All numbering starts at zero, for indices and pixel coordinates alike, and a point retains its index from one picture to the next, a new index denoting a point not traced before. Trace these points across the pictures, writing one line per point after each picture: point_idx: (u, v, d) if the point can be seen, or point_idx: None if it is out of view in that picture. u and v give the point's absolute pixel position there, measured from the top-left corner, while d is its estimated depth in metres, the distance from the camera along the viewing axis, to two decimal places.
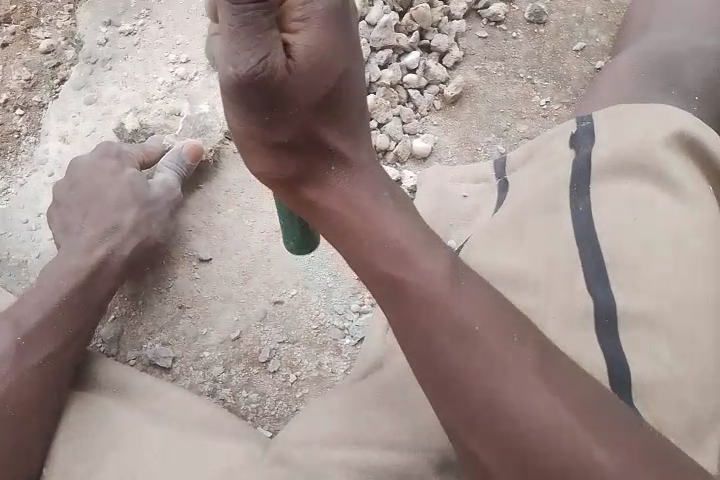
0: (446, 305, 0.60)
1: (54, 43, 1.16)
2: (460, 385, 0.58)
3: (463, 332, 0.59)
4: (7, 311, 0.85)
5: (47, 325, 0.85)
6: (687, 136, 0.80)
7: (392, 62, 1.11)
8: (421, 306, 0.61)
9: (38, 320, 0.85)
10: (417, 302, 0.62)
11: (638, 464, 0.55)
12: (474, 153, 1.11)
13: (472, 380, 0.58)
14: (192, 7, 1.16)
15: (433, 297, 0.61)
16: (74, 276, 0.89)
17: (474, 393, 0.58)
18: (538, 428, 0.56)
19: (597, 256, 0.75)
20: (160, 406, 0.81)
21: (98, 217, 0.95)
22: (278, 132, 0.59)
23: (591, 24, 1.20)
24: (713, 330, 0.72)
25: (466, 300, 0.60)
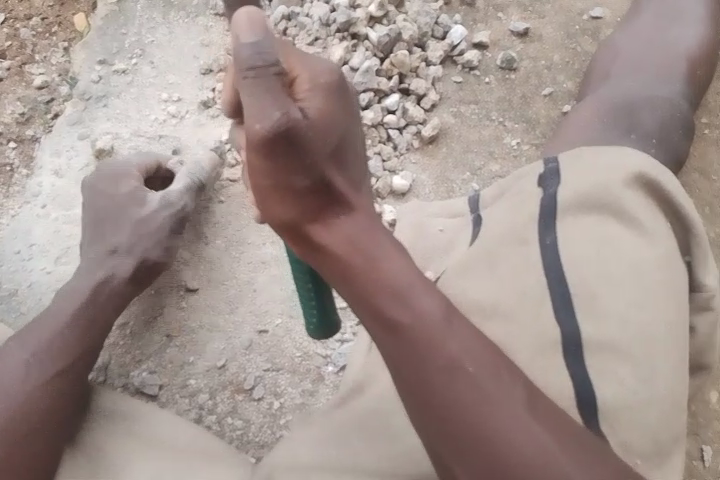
0: (439, 356, 0.62)
1: (48, 79, 1.22)
2: (455, 429, 0.61)
3: (460, 377, 0.62)
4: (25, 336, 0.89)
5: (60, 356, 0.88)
6: (644, 175, 0.88)
7: (374, 104, 1.17)
8: (418, 366, 0.62)
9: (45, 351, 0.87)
10: (410, 366, 0.63)
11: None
12: (450, 191, 1.18)
13: (470, 426, 0.61)
14: (184, 49, 1.22)
15: (426, 363, 0.62)
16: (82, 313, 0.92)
17: (467, 430, 0.61)
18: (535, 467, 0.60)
19: (564, 289, 0.81)
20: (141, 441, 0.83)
21: (113, 257, 0.97)
22: (299, 179, 0.59)
23: (558, 71, 1.29)
24: (670, 354, 0.79)
25: (459, 340, 0.63)
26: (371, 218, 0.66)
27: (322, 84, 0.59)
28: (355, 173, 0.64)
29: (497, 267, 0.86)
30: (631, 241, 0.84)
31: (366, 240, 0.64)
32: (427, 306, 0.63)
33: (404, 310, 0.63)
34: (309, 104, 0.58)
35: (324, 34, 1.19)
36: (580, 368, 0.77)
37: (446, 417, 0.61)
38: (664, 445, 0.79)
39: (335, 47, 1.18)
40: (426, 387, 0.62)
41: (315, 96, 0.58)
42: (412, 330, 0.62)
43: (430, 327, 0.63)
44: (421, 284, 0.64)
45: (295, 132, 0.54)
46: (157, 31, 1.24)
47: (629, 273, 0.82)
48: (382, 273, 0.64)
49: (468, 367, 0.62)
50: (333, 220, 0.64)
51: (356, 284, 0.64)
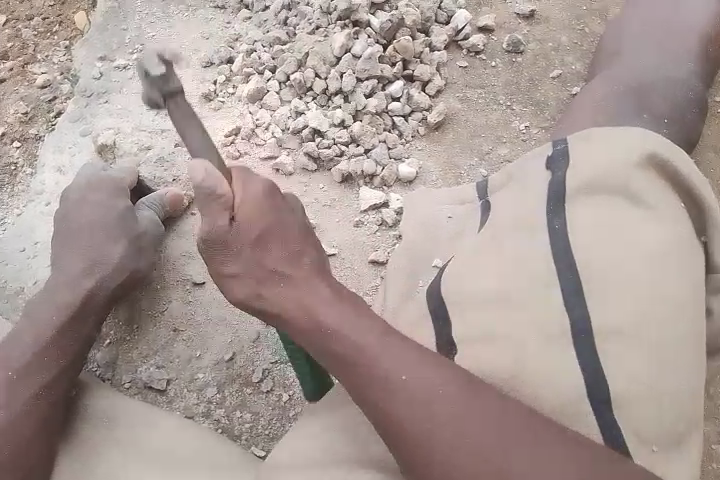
0: (393, 386, 0.68)
1: (50, 78, 1.23)
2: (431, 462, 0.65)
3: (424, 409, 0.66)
4: (6, 342, 0.88)
5: (47, 358, 0.87)
6: (654, 154, 0.86)
7: (377, 91, 1.15)
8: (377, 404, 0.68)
9: (32, 355, 0.87)
10: (365, 401, 0.69)
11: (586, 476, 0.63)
12: (458, 177, 1.15)
13: (451, 464, 0.65)
14: (185, 42, 1.22)
15: (383, 400, 0.68)
16: (69, 312, 0.91)
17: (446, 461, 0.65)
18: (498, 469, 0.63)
19: (572, 273, 0.79)
20: (146, 444, 0.82)
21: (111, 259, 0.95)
22: (233, 265, 0.74)
23: (566, 53, 1.26)
24: (685, 338, 0.77)
25: (393, 359, 0.69)
26: (305, 275, 0.75)
27: (254, 189, 0.74)
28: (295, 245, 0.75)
29: (503, 252, 0.84)
30: (643, 222, 0.82)
31: (303, 294, 0.74)
32: (356, 333, 0.71)
33: (346, 346, 0.70)
34: (242, 200, 0.73)
35: (325, 22, 1.18)
36: (590, 355, 0.75)
37: (413, 449, 0.66)
38: (683, 431, 0.76)
39: (336, 33, 1.16)
40: (386, 416, 0.68)
41: (246, 190, 0.74)
42: (354, 357, 0.70)
43: (361, 350, 0.70)
44: (351, 314, 0.72)
45: (220, 232, 0.72)
46: (157, 26, 1.23)
47: (642, 256, 0.79)
48: (320, 313, 0.72)
49: (404, 380, 0.68)
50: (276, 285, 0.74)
51: (307, 334, 0.73)
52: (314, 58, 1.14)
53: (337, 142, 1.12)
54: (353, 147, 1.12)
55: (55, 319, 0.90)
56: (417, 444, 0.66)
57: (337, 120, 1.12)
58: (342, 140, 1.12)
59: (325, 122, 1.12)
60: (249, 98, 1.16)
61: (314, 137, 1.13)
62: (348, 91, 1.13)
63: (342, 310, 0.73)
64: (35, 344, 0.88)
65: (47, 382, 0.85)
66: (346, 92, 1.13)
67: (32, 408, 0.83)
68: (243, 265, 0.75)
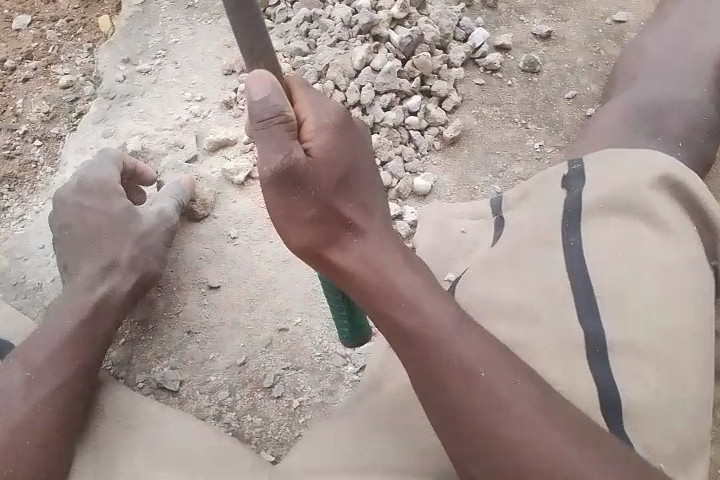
0: (470, 375, 0.70)
1: (73, 79, 1.25)
2: (493, 454, 0.68)
3: (498, 406, 0.69)
4: (19, 349, 0.89)
5: (60, 358, 0.89)
6: (669, 177, 0.88)
7: (396, 105, 1.16)
8: (436, 384, 0.71)
9: (46, 355, 0.89)
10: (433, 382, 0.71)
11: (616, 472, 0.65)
12: (472, 193, 1.17)
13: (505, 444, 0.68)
14: (207, 49, 1.24)
15: (471, 394, 0.70)
16: (81, 313, 0.93)
17: (497, 452, 0.68)
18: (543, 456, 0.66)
19: (588, 287, 0.81)
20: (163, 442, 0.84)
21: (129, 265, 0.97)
22: (301, 202, 0.73)
23: (581, 74, 1.28)
24: (696, 356, 0.79)
25: (471, 349, 0.71)
26: (371, 239, 0.77)
27: (329, 127, 0.73)
28: (367, 200, 0.78)
29: (521, 268, 0.87)
30: (657, 242, 0.84)
31: (375, 255, 0.76)
32: (435, 317, 0.73)
33: (417, 320, 0.73)
34: (317, 144, 0.72)
35: (347, 35, 1.19)
36: (605, 370, 0.77)
37: (467, 425, 0.69)
38: (693, 448, 0.78)
39: (357, 47, 1.18)
40: (449, 398, 0.70)
41: (322, 140, 0.72)
42: (434, 342, 0.72)
43: (438, 334, 0.73)
44: (431, 296, 0.75)
45: (301, 167, 0.71)
46: (180, 32, 1.25)
47: (657, 275, 0.81)
48: (396, 286, 0.75)
49: (481, 372, 0.70)
50: (350, 244, 0.76)
51: (374, 301, 0.75)
52: (335, 70, 1.16)
53: None
54: (370, 159, 1.14)
55: (74, 323, 0.92)
56: (474, 422, 0.69)
57: None
58: None
59: None
60: None
61: None
62: (366, 103, 1.15)
63: (422, 289, 0.75)
64: (52, 344, 0.90)
65: (60, 383, 0.87)
66: (365, 105, 1.15)
67: (48, 404, 0.85)
68: (312, 205, 0.74)
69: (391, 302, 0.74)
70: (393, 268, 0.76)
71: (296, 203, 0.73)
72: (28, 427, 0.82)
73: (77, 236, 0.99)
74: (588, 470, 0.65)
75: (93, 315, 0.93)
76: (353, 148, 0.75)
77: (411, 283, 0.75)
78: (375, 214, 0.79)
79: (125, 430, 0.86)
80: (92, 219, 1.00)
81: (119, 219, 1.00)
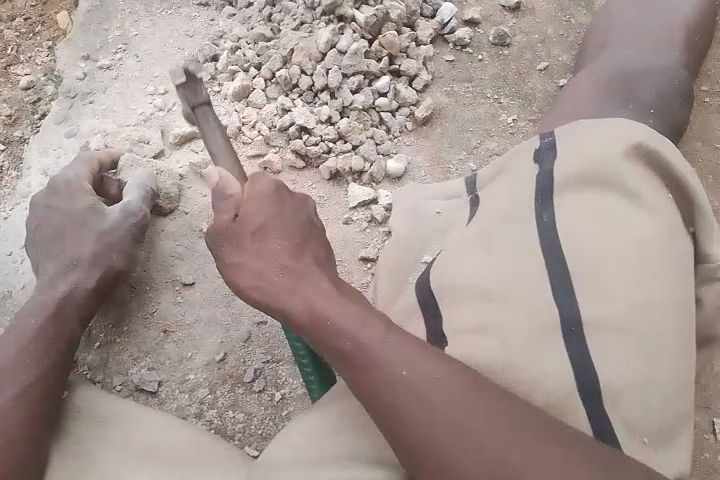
0: (401, 383, 0.73)
1: (34, 79, 1.22)
2: (433, 458, 0.71)
3: (431, 412, 0.71)
4: None
5: (24, 360, 0.86)
6: (644, 145, 0.87)
7: (364, 87, 1.13)
8: (372, 403, 0.74)
9: (12, 359, 0.86)
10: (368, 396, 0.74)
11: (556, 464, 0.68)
12: (446, 172, 1.15)
13: (445, 447, 0.70)
14: (169, 40, 1.20)
15: (404, 404, 0.72)
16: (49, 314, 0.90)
17: (439, 462, 0.70)
18: (483, 456, 0.69)
19: (560, 267, 0.80)
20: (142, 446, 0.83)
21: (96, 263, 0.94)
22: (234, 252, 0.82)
23: (552, 45, 1.26)
24: (674, 332, 0.79)
25: (400, 361, 0.74)
26: (300, 273, 0.80)
27: (259, 189, 0.83)
28: (296, 240, 0.82)
29: (495, 245, 0.85)
30: (632, 214, 0.83)
31: (302, 286, 0.80)
32: (361, 335, 0.75)
33: (345, 343, 0.76)
34: (247, 202, 0.83)
35: (310, 17, 1.16)
36: (578, 346, 0.76)
37: (405, 434, 0.72)
38: (671, 424, 0.77)
39: (321, 29, 1.14)
40: (384, 408, 0.73)
41: (255, 203, 0.83)
42: (360, 357, 0.75)
43: (367, 351, 0.75)
44: (358, 316, 0.77)
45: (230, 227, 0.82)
46: (140, 25, 1.22)
47: (632, 249, 0.80)
48: (324, 314, 0.77)
49: (407, 377, 0.73)
50: (283, 284, 0.80)
51: (309, 329, 0.78)
52: (300, 54, 1.13)
53: (325, 139, 1.11)
54: (341, 144, 1.12)
55: (41, 324, 0.89)
56: (412, 431, 0.71)
57: (325, 116, 1.10)
58: (330, 137, 1.10)
59: (312, 118, 1.11)
60: (233, 98, 1.14)
61: (301, 134, 1.11)
62: (334, 87, 1.12)
63: (347, 310, 0.77)
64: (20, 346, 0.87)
65: (32, 383, 0.84)
66: (333, 89, 1.12)
67: (18, 408, 0.82)
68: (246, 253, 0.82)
69: (320, 326, 0.77)
70: (323, 298, 0.79)
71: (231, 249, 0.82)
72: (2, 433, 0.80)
73: (41, 243, 0.97)
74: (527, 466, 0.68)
75: (61, 317, 0.91)
76: (288, 204, 0.84)
77: (338, 307, 0.78)
78: (307, 256, 0.82)
79: (100, 434, 0.84)
80: (55, 220, 0.97)
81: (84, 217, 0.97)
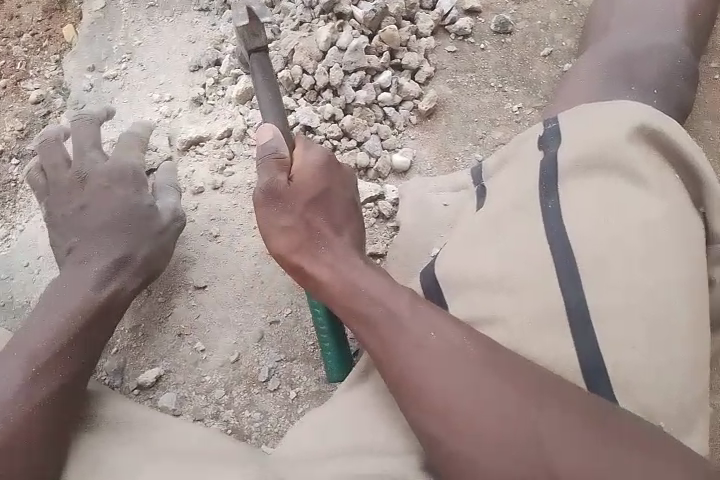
0: (423, 345, 0.75)
1: (43, 92, 1.24)
2: (447, 418, 0.71)
3: (450, 373, 0.72)
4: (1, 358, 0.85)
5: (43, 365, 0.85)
6: (647, 127, 0.86)
7: (366, 83, 1.13)
8: (396, 368, 0.75)
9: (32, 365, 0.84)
10: (390, 356, 0.76)
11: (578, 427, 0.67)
12: (453, 164, 1.15)
13: (461, 408, 0.71)
14: (172, 47, 1.22)
15: (425, 365, 0.74)
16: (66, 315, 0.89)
17: (460, 425, 0.70)
18: (499, 416, 0.69)
19: (567, 254, 0.80)
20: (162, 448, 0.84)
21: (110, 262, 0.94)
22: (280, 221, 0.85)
23: (555, 29, 1.25)
24: (687, 314, 0.77)
25: (426, 324, 0.76)
26: (338, 248, 0.85)
27: (313, 159, 0.87)
28: (338, 219, 0.87)
29: (501, 237, 0.85)
30: (638, 199, 0.82)
31: (335, 259, 0.84)
32: (391, 300, 0.78)
33: (375, 306, 0.79)
34: (298, 171, 0.86)
35: (309, 17, 1.17)
36: (586, 335, 0.77)
37: (424, 394, 0.73)
38: (691, 408, 0.77)
39: (321, 28, 1.15)
40: (404, 367, 0.74)
41: (304, 169, 0.86)
42: (386, 320, 0.77)
43: (394, 314, 0.77)
44: (388, 286, 0.80)
45: (280, 188, 0.84)
46: (143, 33, 1.23)
47: (638, 235, 0.79)
48: (356, 282, 0.81)
49: (432, 339, 0.75)
50: (319, 253, 0.84)
51: (339, 296, 0.81)
52: (301, 54, 1.13)
53: (329, 137, 1.11)
54: (345, 141, 1.12)
55: (63, 324, 0.88)
56: (430, 391, 0.72)
57: (328, 115, 1.11)
58: (334, 135, 1.11)
59: (316, 117, 1.11)
60: (237, 100, 1.14)
61: (306, 134, 1.12)
62: (336, 85, 1.12)
63: (379, 281, 0.81)
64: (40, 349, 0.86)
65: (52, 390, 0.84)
66: (335, 86, 1.12)
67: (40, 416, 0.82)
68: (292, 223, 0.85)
69: (350, 292, 0.80)
70: (356, 271, 0.82)
71: (274, 217, 0.85)
72: (20, 434, 0.80)
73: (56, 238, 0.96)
74: (545, 429, 0.68)
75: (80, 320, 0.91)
76: (332, 177, 0.88)
77: (369, 277, 0.81)
78: (345, 234, 0.87)
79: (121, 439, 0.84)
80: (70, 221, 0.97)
81: (117, 215, 0.96)
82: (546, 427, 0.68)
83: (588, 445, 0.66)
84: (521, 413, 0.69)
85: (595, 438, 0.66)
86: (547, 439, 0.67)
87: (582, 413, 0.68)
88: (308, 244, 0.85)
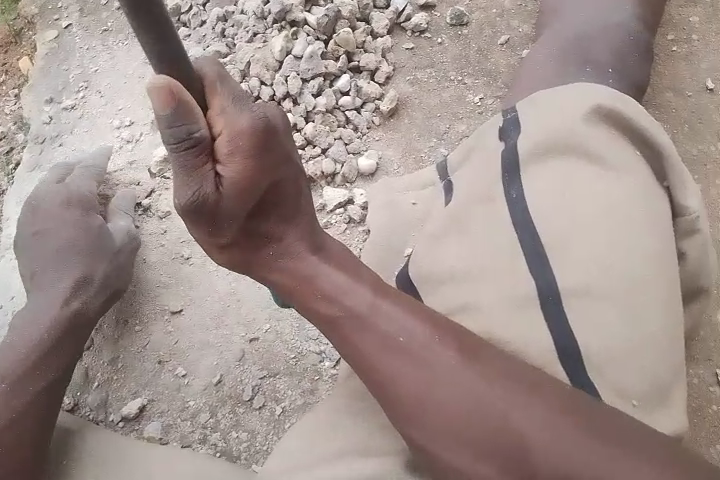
0: (388, 344, 0.71)
1: (4, 129, 1.22)
2: (421, 416, 0.68)
3: (419, 369, 0.69)
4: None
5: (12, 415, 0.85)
6: (604, 107, 0.85)
7: (325, 89, 1.12)
8: (365, 368, 0.72)
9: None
10: (356, 359, 0.72)
11: (555, 417, 0.64)
12: (419, 161, 1.14)
13: (434, 405, 0.68)
14: (129, 71, 1.21)
15: (392, 364, 0.70)
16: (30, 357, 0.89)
17: (434, 421, 0.68)
18: (473, 410, 0.66)
19: (534, 239, 0.78)
20: None
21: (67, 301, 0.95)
22: (222, 233, 0.75)
23: (511, 17, 1.24)
24: (658, 290, 0.76)
25: (391, 322, 0.71)
26: (292, 248, 0.79)
27: (242, 146, 0.67)
28: (289, 209, 0.78)
29: (467, 229, 0.84)
30: (600, 180, 0.81)
31: (292, 261, 0.78)
32: (352, 301, 0.74)
33: (338, 309, 0.74)
34: (229, 163, 0.68)
35: (262, 28, 1.16)
36: (561, 322, 0.74)
37: (395, 395, 0.69)
38: (667, 383, 0.75)
39: (275, 37, 1.14)
40: (372, 369, 0.71)
41: (233, 163, 0.68)
42: (347, 324, 0.73)
43: (355, 316, 0.73)
44: (348, 282, 0.75)
45: (210, 199, 0.69)
46: (99, 59, 1.23)
47: (602, 214, 0.78)
48: (316, 286, 0.76)
49: (399, 338, 0.70)
50: (274, 257, 0.79)
51: (300, 300, 0.78)
52: (257, 66, 1.13)
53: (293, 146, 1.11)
54: (310, 149, 1.11)
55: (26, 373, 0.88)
56: (402, 389, 0.69)
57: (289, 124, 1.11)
58: (298, 144, 1.11)
59: None
60: None
61: None
62: (295, 93, 1.11)
63: (340, 281, 0.76)
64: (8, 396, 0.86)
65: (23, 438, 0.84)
66: (294, 95, 1.11)
67: None
68: (235, 230, 0.76)
69: (311, 300, 0.76)
70: (315, 272, 0.77)
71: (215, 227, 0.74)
72: None
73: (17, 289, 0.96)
74: (521, 419, 0.65)
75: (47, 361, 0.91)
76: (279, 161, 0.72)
77: (330, 276, 0.77)
78: (298, 224, 0.79)
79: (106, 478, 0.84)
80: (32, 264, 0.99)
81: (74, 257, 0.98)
82: (522, 418, 0.65)
83: (567, 434, 0.63)
84: (496, 405, 0.66)
85: (575, 428, 0.63)
86: (524, 430, 0.64)
87: (556, 399, 0.65)
88: (259, 245, 0.79)
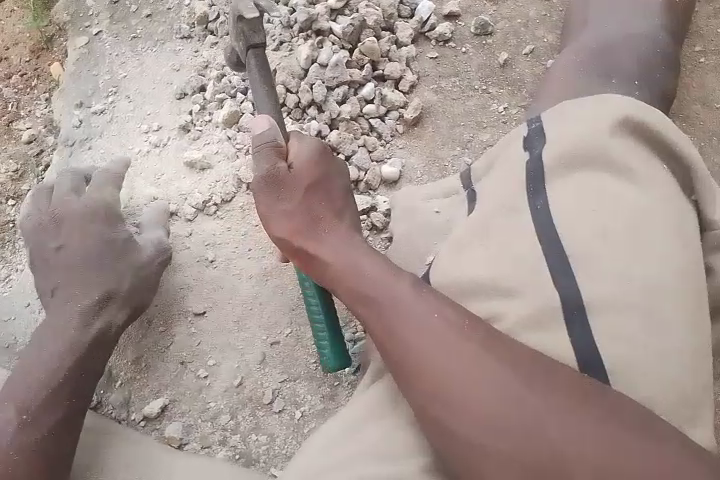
0: (420, 327, 0.73)
1: (35, 131, 1.26)
2: (448, 397, 0.69)
3: (449, 352, 0.70)
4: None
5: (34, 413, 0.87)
6: (631, 119, 0.85)
7: (350, 96, 1.14)
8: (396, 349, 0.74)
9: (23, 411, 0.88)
10: (386, 338, 0.75)
11: (589, 413, 0.64)
12: (443, 169, 1.15)
13: (461, 386, 0.69)
14: (157, 76, 1.23)
15: (422, 345, 0.72)
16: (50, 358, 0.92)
17: (460, 403, 0.68)
18: (503, 395, 0.67)
19: (559, 251, 0.78)
20: None
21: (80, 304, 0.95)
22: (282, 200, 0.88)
23: (536, 27, 1.25)
24: (683, 304, 0.75)
25: (426, 309, 0.74)
26: (340, 234, 0.86)
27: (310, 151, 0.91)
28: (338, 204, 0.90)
29: (490, 239, 0.84)
30: (627, 191, 0.80)
31: (336, 246, 0.84)
32: (391, 287, 0.77)
33: (376, 291, 0.78)
34: (296, 158, 0.90)
35: (288, 36, 1.17)
36: (585, 334, 0.73)
37: (423, 374, 0.71)
38: (697, 398, 0.73)
39: (300, 46, 1.15)
40: (402, 349, 0.73)
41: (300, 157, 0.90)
42: (382, 303, 0.76)
43: (390, 299, 0.76)
44: (389, 273, 0.79)
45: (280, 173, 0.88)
46: (128, 65, 1.25)
47: (628, 225, 0.77)
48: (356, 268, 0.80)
49: (432, 322, 0.73)
50: (319, 237, 0.86)
51: (339, 282, 0.82)
52: (283, 73, 1.13)
53: None
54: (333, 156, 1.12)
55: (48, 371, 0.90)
56: (431, 370, 0.71)
57: (314, 131, 1.11)
58: None
59: (302, 134, 1.12)
60: (225, 123, 1.15)
61: None
62: (320, 101, 1.12)
63: (379, 269, 0.80)
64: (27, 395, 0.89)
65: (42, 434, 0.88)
66: (319, 102, 1.12)
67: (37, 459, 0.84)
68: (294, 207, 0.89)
69: (349, 279, 0.80)
70: (355, 264, 0.81)
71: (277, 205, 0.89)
72: None
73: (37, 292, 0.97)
74: (554, 409, 0.65)
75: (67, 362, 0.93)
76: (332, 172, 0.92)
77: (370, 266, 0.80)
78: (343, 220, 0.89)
79: None
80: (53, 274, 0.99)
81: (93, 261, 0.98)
82: (554, 408, 0.65)
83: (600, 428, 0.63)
84: (526, 395, 0.66)
85: (613, 426, 0.63)
86: (555, 418, 0.65)
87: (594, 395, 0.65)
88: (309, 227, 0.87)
